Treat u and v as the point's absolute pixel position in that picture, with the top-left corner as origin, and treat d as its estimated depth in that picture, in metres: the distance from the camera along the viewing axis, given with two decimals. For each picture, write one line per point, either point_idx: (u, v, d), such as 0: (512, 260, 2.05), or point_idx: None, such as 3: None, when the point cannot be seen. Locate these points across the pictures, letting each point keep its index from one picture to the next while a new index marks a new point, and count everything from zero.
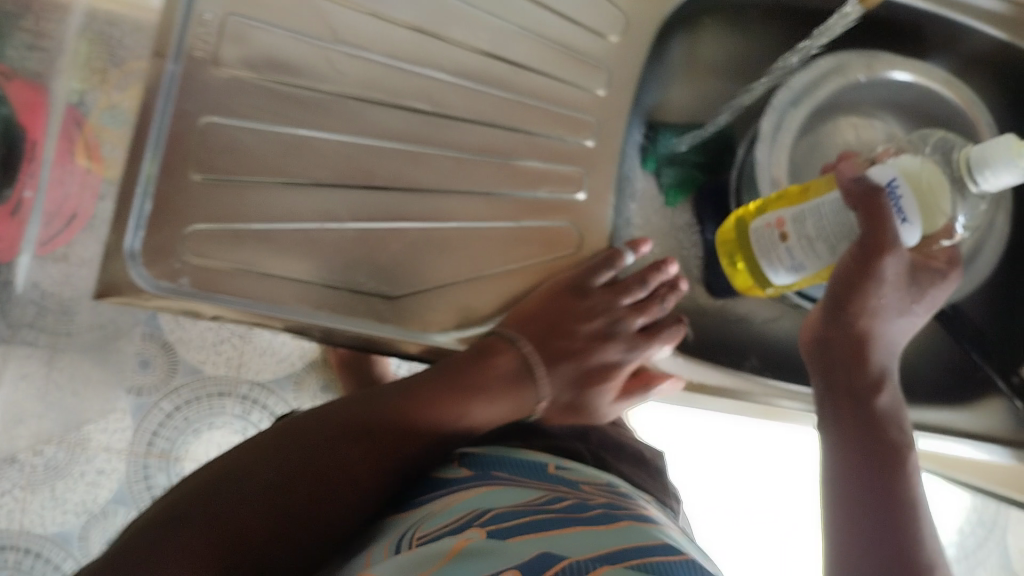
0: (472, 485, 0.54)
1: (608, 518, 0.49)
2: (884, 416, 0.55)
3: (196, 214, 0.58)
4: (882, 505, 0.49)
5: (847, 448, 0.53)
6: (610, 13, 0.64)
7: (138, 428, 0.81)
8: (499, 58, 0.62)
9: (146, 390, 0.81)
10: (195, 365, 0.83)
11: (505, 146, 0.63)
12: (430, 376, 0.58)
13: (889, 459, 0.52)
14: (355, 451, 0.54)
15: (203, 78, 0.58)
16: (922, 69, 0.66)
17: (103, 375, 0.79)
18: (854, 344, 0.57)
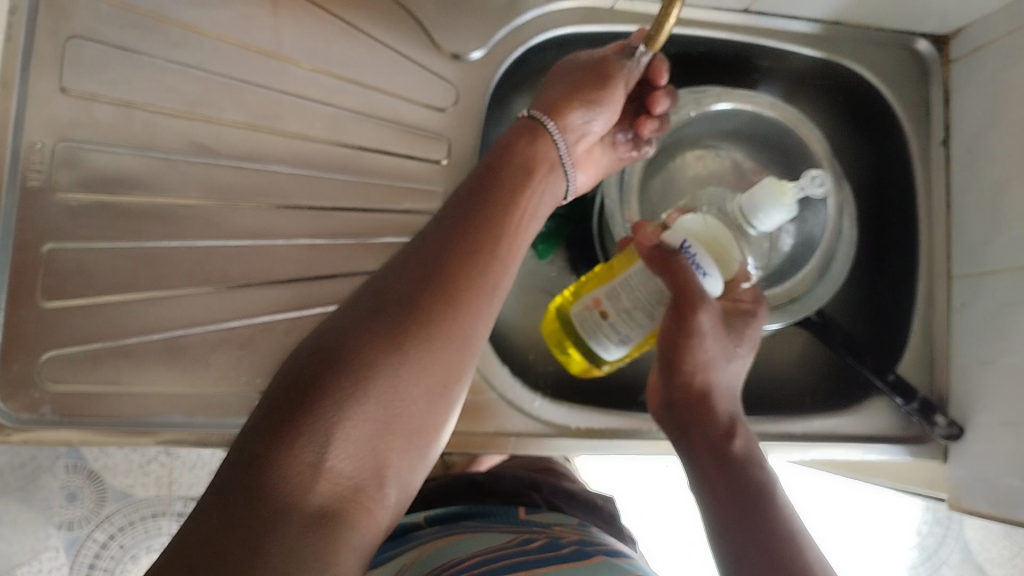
0: (436, 541, 0.58)
1: (579, 554, 0.53)
2: (745, 464, 0.55)
3: (49, 342, 0.58)
4: (767, 566, 0.49)
5: (725, 514, 0.53)
6: (441, 85, 0.66)
7: (74, 563, 0.89)
8: (340, 144, 0.63)
9: (77, 523, 0.88)
10: (125, 490, 0.89)
11: (358, 229, 0.63)
12: (420, 268, 0.47)
13: (761, 513, 0.52)
14: (389, 331, 0.45)
15: (42, 206, 0.58)
16: (745, 97, 0.70)
17: (30, 515, 0.87)
18: (698, 400, 0.58)
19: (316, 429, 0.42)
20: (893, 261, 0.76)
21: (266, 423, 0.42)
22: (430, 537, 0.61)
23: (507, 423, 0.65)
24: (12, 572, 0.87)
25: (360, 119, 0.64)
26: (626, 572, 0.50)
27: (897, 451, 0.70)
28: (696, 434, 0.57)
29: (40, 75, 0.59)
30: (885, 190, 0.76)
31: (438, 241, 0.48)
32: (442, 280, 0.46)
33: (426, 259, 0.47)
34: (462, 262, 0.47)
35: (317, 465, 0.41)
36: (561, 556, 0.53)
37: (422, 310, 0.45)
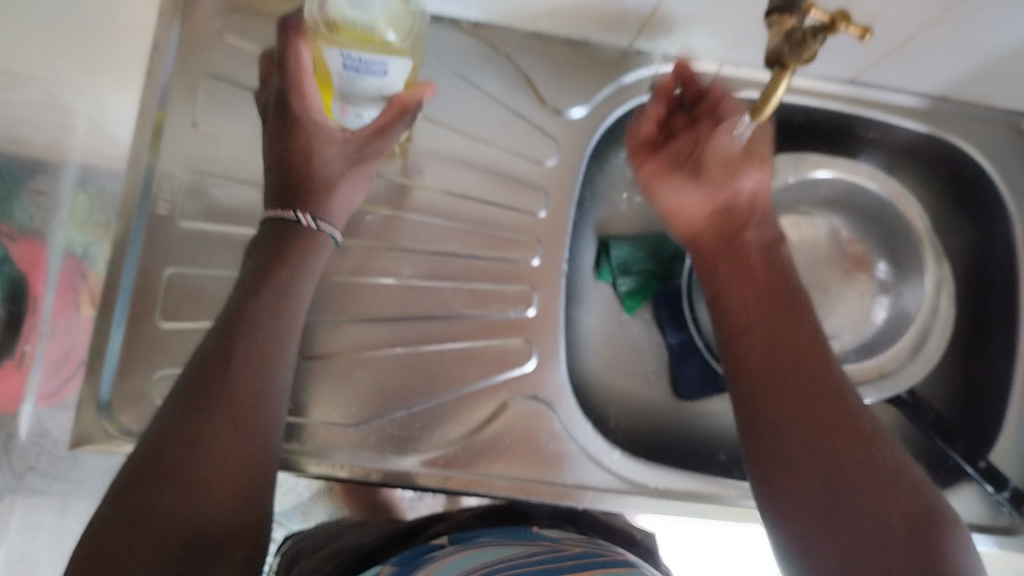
0: (452, 553, 0.57)
1: (578, 566, 0.52)
2: (780, 268, 0.58)
3: (161, 359, 0.61)
4: (811, 374, 0.51)
5: (750, 308, 0.56)
6: (542, 140, 0.68)
7: None
8: (443, 191, 0.66)
9: None
10: None
11: (457, 273, 0.66)
12: (242, 311, 0.53)
13: (787, 303, 0.56)
14: (217, 365, 0.50)
15: (166, 233, 0.62)
16: (844, 166, 0.70)
17: None
18: (740, 216, 0.59)
19: (189, 459, 0.46)
20: (988, 341, 0.74)
21: (145, 460, 0.46)
22: (443, 552, 0.58)
23: (586, 476, 0.65)
24: None
25: (463, 168, 0.67)
26: None
27: (986, 541, 0.68)
28: (741, 233, 0.59)
29: (178, 112, 0.63)
30: (985, 269, 0.75)
31: (237, 323, 0.52)
32: (255, 328, 0.52)
33: (225, 344, 0.51)
34: (268, 312, 0.53)
35: (203, 486, 0.46)
36: (562, 567, 0.51)
37: (240, 379, 0.50)
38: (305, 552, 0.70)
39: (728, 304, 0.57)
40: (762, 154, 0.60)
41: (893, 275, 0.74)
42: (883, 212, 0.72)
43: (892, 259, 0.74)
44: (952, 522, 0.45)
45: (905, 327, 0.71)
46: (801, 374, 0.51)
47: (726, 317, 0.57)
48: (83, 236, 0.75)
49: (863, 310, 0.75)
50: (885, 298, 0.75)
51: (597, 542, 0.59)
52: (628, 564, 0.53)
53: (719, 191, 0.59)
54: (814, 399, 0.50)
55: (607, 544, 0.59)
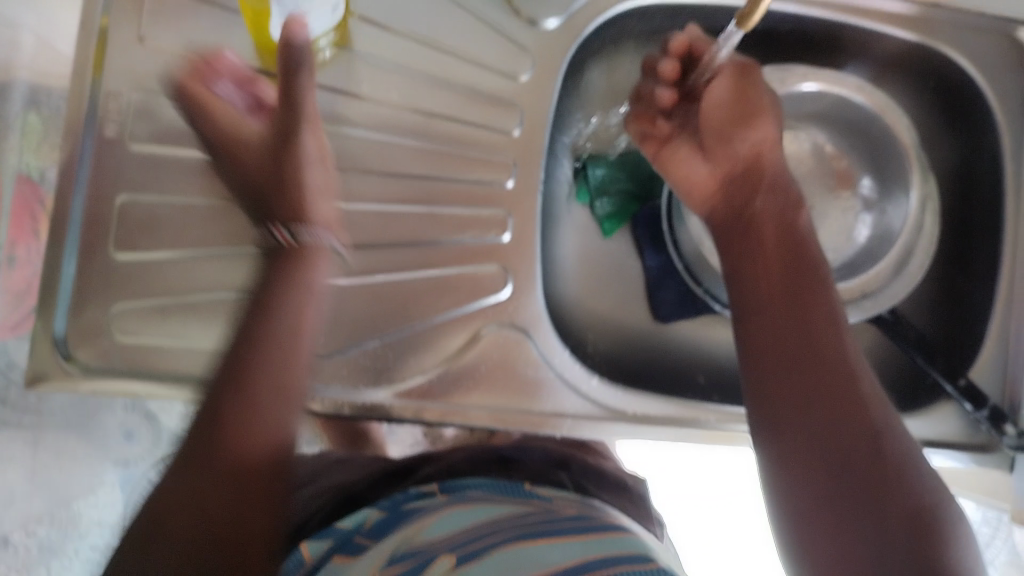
0: (444, 506, 0.56)
1: (576, 530, 0.50)
2: (795, 243, 0.57)
3: (119, 292, 0.58)
4: (819, 364, 0.50)
5: (765, 283, 0.55)
6: (515, 53, 0.65)
7: (127, 500, 0.84)
8: (412, 109, 0.63)
9: (132, 460, 0.84)
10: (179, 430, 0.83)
11: (428, 196, 0.63)
12: (261, 310, 0.53)
13: (803, 282, 0.55)
14: (250, 361, 0.51)
15: (117, 156, 0.59)
16: (831, 79, 0.67)
17: (90, 450, 0.82)
18: (751, 183, 0.59)
19: (212, 452, 0.47)
20: (970, 259, 0.73)
21: (177, 461, 0.47)
22: (435, 505, 0.56)
23: (565, 404, 0.64)
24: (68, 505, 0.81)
25: (431, 84, 0.63)
26: (624, 551, 0.48)
27: (963, 457, 0.68)
28: (751, 205, 0.58)
29: (122, 25, 0.59)
30: (970, 184, 0.73)
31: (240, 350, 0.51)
32: (275, 321, 0.53)
33: (237, 374, 0.50)
34: (283, 302, 0.54)
35: (229, 477, 0.46)
36: (559, 530, 0.50)
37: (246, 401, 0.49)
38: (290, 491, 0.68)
39: (742, 279, 0.56)
40: (754, 116, 0.59)
41: (876, 192, 0.72)
42: (869, 127, 0.70)
43: (876, 174, 0.72)
44: (945, 519, 0.46)
45: (887, 246, 0.70)
46: (812, 357, 0.51)
47: (740, 291, 0.56)
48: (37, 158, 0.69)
49: (845, 228, 0.73)
50: (868, 215, 0.73)
51: (591, 506, 0.59)
52: (626, 528, 0.53)
53: (721, 160, 0.60)
54: (824, 384, 0.50)
55: (603, 508, 0.59)
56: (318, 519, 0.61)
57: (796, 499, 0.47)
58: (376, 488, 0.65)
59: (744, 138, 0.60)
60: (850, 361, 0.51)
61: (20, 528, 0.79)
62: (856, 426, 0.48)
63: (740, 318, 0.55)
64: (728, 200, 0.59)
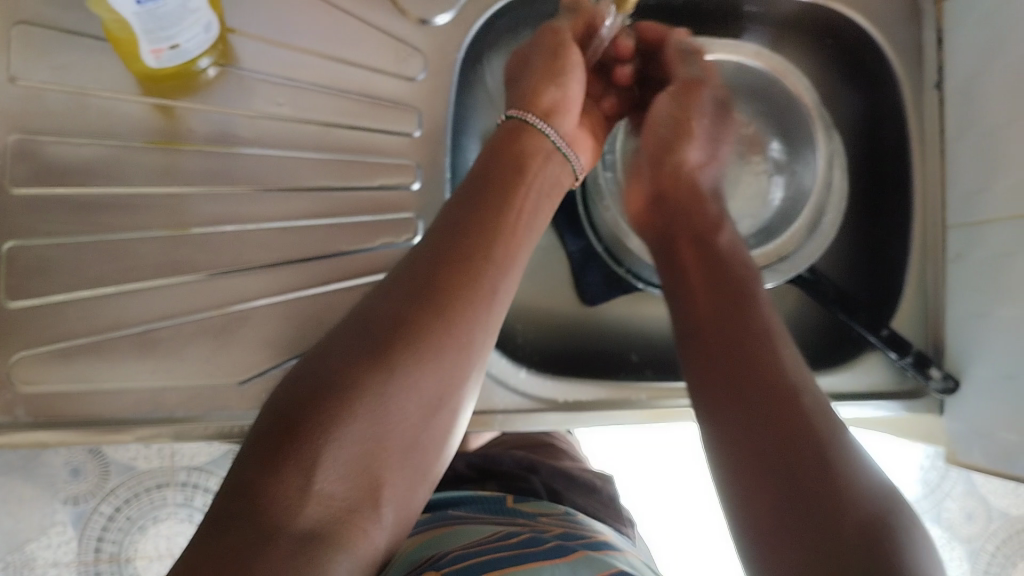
0: (427, 531, 0.59)
1: (559, 548, 0.53)
2: (720, 256, 0.57)
3: (18, 340, 0.56)
4: (751, 362, 0.49)
5: (700, 295, 0.55)
6: (406, 52, 0.63)
7: (82, 537, 0.88)
8: (306, 121, 0.61)
9: (81, 498, 0.88)
10: (127, 464, 0.89)
11: (333, 209, 0.61)
12: (429, 282, 0.48)
13: (737, 298, 0.53)
14: (342, 363, 0.46)
15: (1, 201, 0.57)
16: (726, 47, 0.68)
17: (36, 490, 0.87)
18: (684, 203, 0.62)
19: (289, 477, 0.43)
20: (884, 211, 0.73)
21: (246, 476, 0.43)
22: (414, 532, 0.60)
23: (494, 399, 0.64)
24: (22, 548, 0.87)
25: (324, 93, 0.62)
26: (607, 567, 0.50)
27: (893, 406, 0.68)
28: (677, 221, 0.61)
29: None
30: (877, 137, 0.74)
31: (417, 300, 0.48)
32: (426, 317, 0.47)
33: (374, 349, 0.46)
34: (462, 291, 0.49)
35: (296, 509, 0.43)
36: (540, 551, 0.52)
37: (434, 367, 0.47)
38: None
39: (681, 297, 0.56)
40: (694, 126, 0.63)
41: (786, 154, 0.73)
42: (771, 90, 0.70)
43: (784, 137, 0.72)
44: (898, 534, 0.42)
45: (799, 206, 0.70)
46: (752, 368, 0.49)
47: (676, 305, 0.55)
48: None
49: (760, 193, 0.73)
50: (780, 177, 0.73)
51: (574, 520, 0.61)
52: (611, 547, 0.56)
53: (665, 167, 0.63)
54: (762, 395, 0.47)
55: (581, 520, 0.62)
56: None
57: (747, 517, 0.44)
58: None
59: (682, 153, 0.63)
60: (792, 372, 0.48)
61: None
62: (805, 435, 0.45)
63: (683, 343, 0.53)
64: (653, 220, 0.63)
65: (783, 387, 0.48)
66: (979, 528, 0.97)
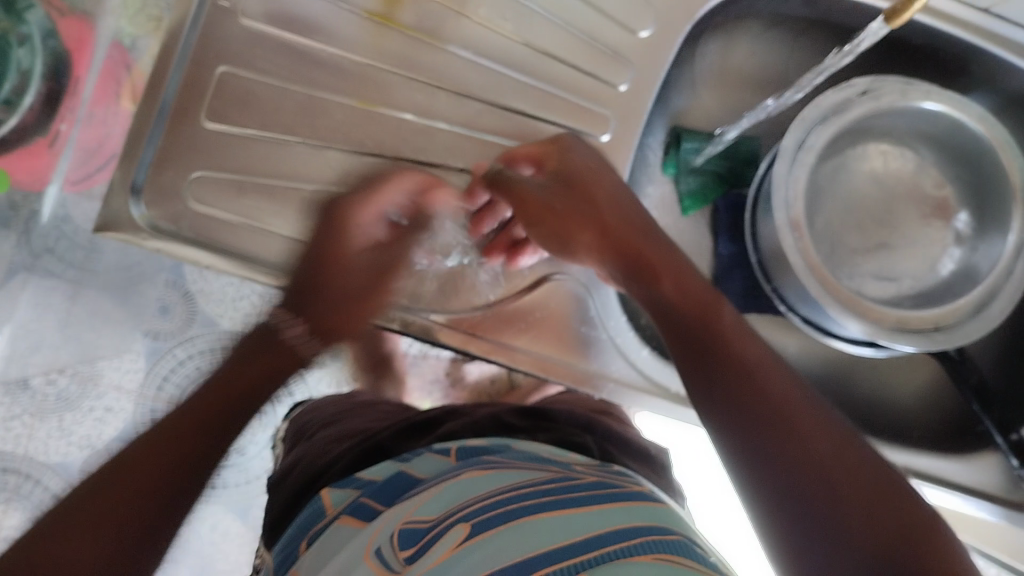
0: (452, 474, 0.53)
1: (588, 499, 0.49)
2: (672, 256, 0.53)
3: (201, 159, 0.58)
4: (743, 385, 0.45)
5: (678, 326, 0.50)
6: (640, 7, 0.63)
7: (150, 372, 0.83)
8: (525, 43, 0.62)
9: (162, 335, 0.83)
10: (213, 318, 0.84)
11: (522, 134, 0.63)
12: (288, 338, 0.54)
13: (714, 322, 0.49)
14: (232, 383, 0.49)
15: (225, 26, 0.58)
16: (951, 99, 0.65)
17: (123, 314, 0.81)
18: (633, 247, 0.54)
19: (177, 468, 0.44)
20: None
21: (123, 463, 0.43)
22: (441, 475, 0.53)
23: (611, 367, 0.65)
24: (86, 362, 0.80)
25: (549, 21, 0.62)
26: (653, 524, 0.47)
27: (994, 511, 0.67)
28: (641, 247, 0.54)
29: None
30: None
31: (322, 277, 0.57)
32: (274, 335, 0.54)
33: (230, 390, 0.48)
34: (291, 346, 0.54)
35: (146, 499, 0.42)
36: (568, 503, 0.48)
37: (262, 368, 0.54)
38: (312, 427, 0.70)
39: (669, 332, 0.50)
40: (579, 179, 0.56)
41: (971, 228, 0.70)
42: (979, 158, 0.67)
43: (975, 211, 0.70)
44: (930, 526, 0.39)
45: (971, 284, 0.68)
46: (758, 409, 0.43)
47: (660, 317, 0.51)
48: (132, 26, 0.71)
49: (930, 257, 0.71)
50: (958, 250, 0.70)
51: (614, 471, 0.57)
52: (651, 499, 0.52)
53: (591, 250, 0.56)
54: (776, 435, 0.42)
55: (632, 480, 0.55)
56: (343, 465, 0.60)
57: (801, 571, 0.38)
58: (401, 439, 0.63)
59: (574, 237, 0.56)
60: (796, 394, 0.44)
61: (40, 374, 0.78)
62: (844, 463, 0.40)
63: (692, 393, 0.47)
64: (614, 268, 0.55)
65: (771, 398, 0.43)
66: None
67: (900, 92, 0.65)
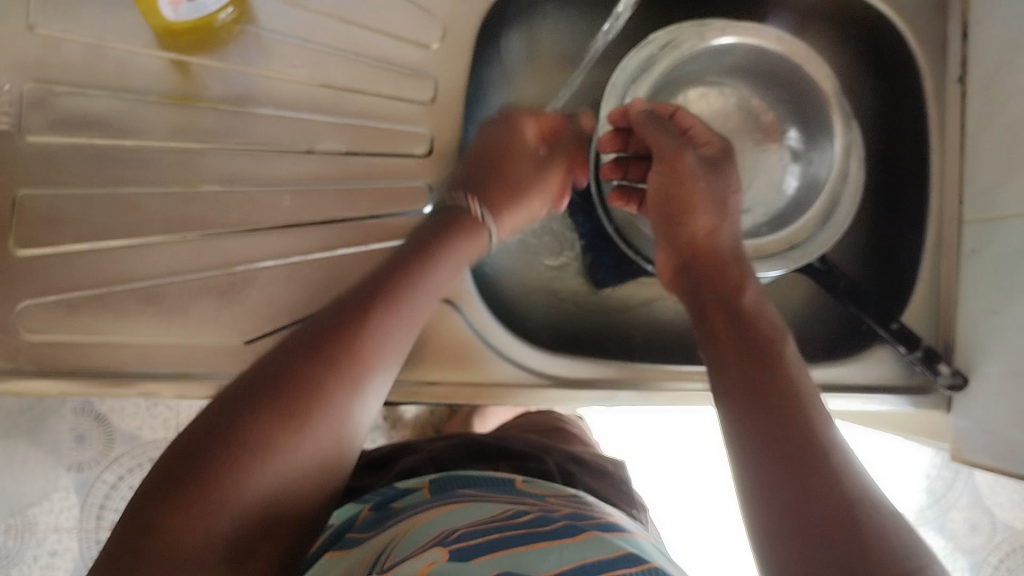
0: (432, 505, 0.55)
1: (569, 530, 0.50)
2: (740, 277, 0.58)
3: (25, 289, 0.56)
4: (765, 373, 0.50)
5: (717, 322, 0.55)
6: (425, 21, 0.63)
7: (84, 504, 0.87)
8: (322, 84, 0.61)
9: (86, 465, 0.87)
10: (133, 433, 0.88)
11: (346, 174, 0.61)
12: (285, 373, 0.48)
13: (771, 361, 0.51)
14: (229, 435, 0.46)
15: (13, 149, 0.57)
16: (751, 31, 0.66)
17: (41, 456, 0.86)
18: (705, 257, 0.60)
19: None
20: (902, 206, 0.73)
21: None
22: (420, 507, 0.56)
23: (494, 373, 0.64)
24: (24, 513, 0.87)
25: (340, 56, 0.61)
26: (617, 549, 0.48)
27: (898, 401, 0.68)
28: (709, 260, 0.60)
29: (8, 12, 0.57)
30: (896, 129, 0.73)
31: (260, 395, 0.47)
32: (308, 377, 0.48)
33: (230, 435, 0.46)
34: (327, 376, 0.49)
35: None
36: (550, 534, 0.49)
37: (341, 391, 0.49)
38: None
39: (707, 337, 0.55)
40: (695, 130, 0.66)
41: (803, 143, 0.72)
42: (795, 75, 0.68)
43: (802, 125, 0.71)
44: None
45: (813, 194, 0.70)
46: (779, 396, 0.48)
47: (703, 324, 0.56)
48: None
49: (774, 180, 0.74)
50: (797, 166, 0.72)
51: (583, 502, 0.58)
52: (621, 529, 0.53)
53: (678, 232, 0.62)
54: (794, 449, 0.44)
55: (596, 508, 0.58)
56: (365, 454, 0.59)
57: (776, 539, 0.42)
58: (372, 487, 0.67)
59: (687, 225, 0.62)
60: (817, 421, 0.46)
61: None
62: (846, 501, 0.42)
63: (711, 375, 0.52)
64: (677, 271, 0.62)
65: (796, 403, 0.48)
66: (981, 539, 0.97)
67: (696, 37, 0.66)
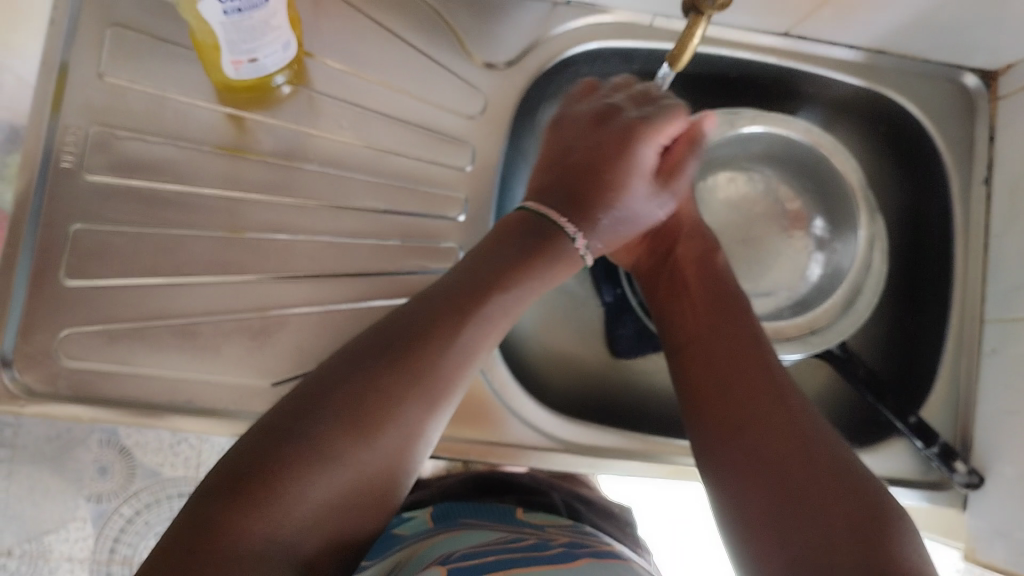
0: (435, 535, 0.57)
1: (565, 555, 0.51)
2: (712, 273, 0.63)
3: (67, 318, 0.59)
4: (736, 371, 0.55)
5: (688, 321, 0.60)
6: (469, 94, 0.67)
7: (101, 536, 0.85)
8: (366, 145, 0.64)
9: (104, 496, 0.84)
10: (153, 469, 0.84)
11: (382, 231, 0.64)
12: (394, 347, 0.47)
13: (745, 367, 0.55)
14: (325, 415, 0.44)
15: (72, 186, 0.60)
16: (780, 121, 0.69)
17: (60, 485, 0.83)
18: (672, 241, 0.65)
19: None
20: (922, 300, 0.74)
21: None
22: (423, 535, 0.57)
23: (509, 434, 0.65)
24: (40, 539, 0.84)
25: (386, 121, 0.65)
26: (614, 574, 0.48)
27: (913, 495, 0.68)
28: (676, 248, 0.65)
29: (82, 59, 0.61)
30: (917, 226, 0.75)
31: (336, 395, 0.45)
32: (396, 382, 0.45)
33: (319, 410, 0.44)
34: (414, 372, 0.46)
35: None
36: (547, 557, 0.50)
37: (422, 392, 0.46)
38: None
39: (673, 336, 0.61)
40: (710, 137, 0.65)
41: (828, 232, 0.74)
42: (821, 165, 0.71)
43: (828, 215, 0.74)
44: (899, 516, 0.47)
45: (837, 283, 0.71)
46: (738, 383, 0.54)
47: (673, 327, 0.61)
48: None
49: (798, 266, 0.74)
50: (821, 254, 0.74)
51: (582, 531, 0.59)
52: (619, 556, 0.54)
53: None
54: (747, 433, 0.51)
55: (592, 535, 0.59)
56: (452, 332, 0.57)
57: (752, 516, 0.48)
58: None
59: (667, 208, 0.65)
60: (788, 401, 0.52)
61: None
62: (832, 487, 0.47)
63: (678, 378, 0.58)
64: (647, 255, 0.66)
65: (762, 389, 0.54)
66: None
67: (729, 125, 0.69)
